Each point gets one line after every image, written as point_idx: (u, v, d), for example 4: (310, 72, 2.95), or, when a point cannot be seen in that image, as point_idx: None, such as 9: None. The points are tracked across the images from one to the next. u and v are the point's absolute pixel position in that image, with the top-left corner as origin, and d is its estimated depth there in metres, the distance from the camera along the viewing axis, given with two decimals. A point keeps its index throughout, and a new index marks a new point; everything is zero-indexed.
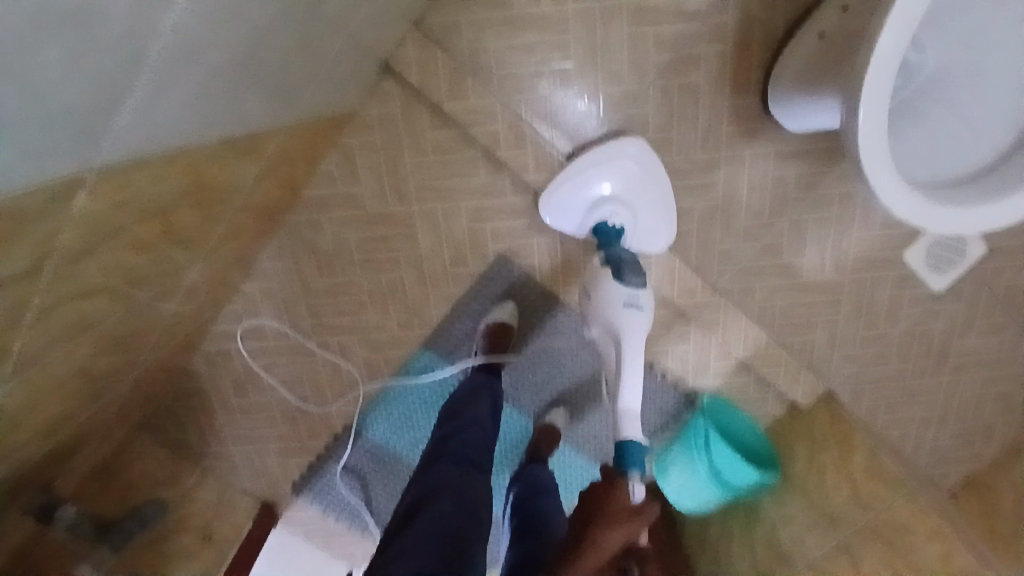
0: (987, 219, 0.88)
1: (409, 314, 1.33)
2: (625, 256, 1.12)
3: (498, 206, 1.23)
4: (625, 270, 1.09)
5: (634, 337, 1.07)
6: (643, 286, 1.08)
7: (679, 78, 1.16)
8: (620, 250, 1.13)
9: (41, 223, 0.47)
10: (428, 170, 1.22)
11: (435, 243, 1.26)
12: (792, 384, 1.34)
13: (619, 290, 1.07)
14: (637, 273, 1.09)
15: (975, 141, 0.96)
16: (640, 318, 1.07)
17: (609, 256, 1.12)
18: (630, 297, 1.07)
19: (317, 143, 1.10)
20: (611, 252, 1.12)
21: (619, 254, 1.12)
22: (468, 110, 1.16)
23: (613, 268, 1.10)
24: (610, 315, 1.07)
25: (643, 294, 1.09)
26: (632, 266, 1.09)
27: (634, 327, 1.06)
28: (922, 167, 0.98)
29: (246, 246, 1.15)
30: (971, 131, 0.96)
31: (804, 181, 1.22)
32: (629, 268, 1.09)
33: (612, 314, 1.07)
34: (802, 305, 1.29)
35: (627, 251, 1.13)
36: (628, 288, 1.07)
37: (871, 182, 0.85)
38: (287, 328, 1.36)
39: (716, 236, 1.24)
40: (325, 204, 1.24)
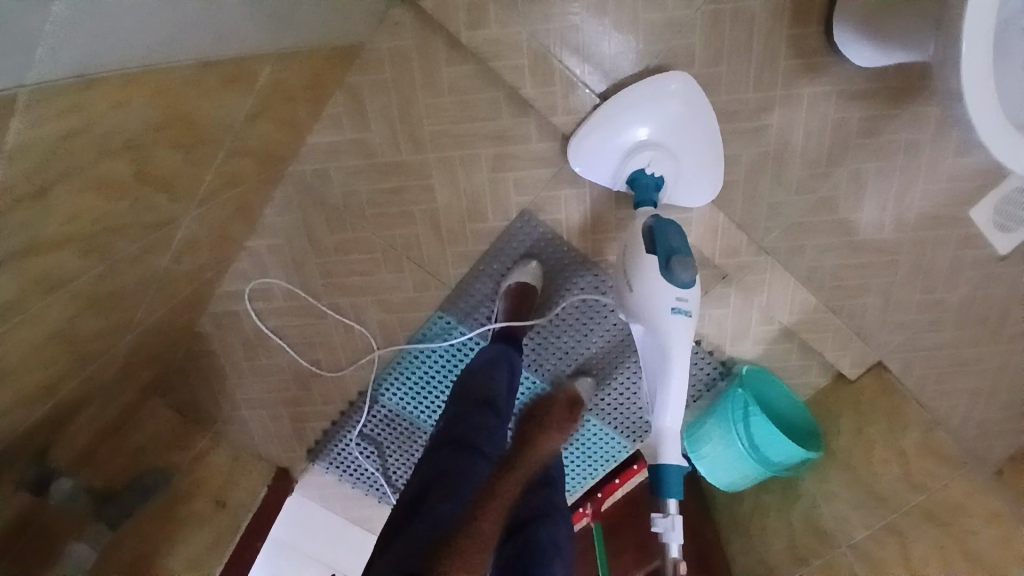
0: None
1: (426, 274, 1.24)
2: (677, 242, 0.96)
3: (522, 155, 1.11)
4: (673, 262, 0.93)
5: (680, 346, 0.94)
6: (693, 285, 0.94)
7: (731, 6, 1.02)
8: (669, 233, 0.96)
9: None
10: (443, 112, 1.08)
11: (452, 197, 1.16)
12: (839, 351, 1.22)
13: (666, 290, 0.93)
14: (688, 267, 0.93)
15: None
16: (687, 325, 0.94)
17: (657, 243, 0.95)
18: (679, 301, 0.93)
19: (320, 82, 0.98)
20: (658, 236, 0.96)
21: (669, 241, 0.95)
22: (489, 44, 1.03)
23: (660, 259, 0.94)
24: (654, 319, 0.93)
25: (692, 293, 0.95)
26: (682, 258, 0.93)
27: (680, 335, 0.93)
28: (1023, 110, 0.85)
29: (246, 198, 1.05)
30: None
31: (868, 125, 1.08)
32: (678, 260, 0.93)
33: (657, 316, 0.93)
34: (857, 266, 1.17)
35: (677, 235, 0.96)
36: (677, 287, 0.93)
37: (977, 131, 0.75)
38: (295, 289, 1.27)
39: (765, 189, 1.12)
40: (333, 152, 1.13)
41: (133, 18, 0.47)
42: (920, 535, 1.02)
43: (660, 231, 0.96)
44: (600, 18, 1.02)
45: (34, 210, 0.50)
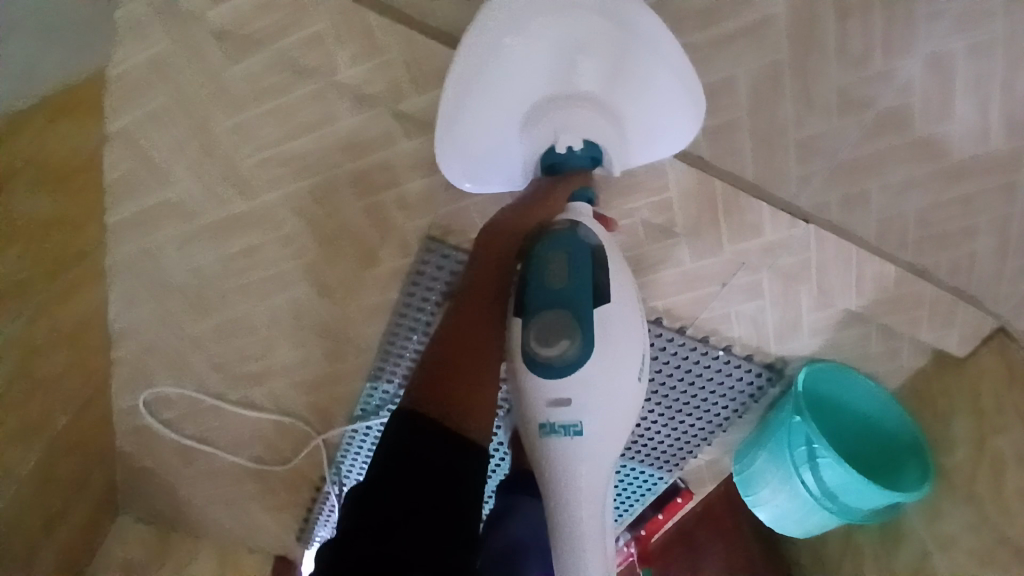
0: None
1: (336, 342, 0.91)
2: (560, 281, 0.56)
3: (393, 163, 0.72)
4: (534, 331, 0.55)
5: (572, 489, 0.56)
6: (574, 370, 0.55)
7: None
8: (545, 267, 0.56)
9: None
10: (260, 134, 0.72)
11: (323, 243, 0.80)
12: (943, 328, 0.81)
13: (531, 385, 0.56)
14: (557, 339, 0.55)
15: None
16: (575, 445, 0.55)
17: (522, 292, 0.57)
18: (553, 407, 0.55)
19: (27, 157, 0.64)
20: (522, 277, 0.57)
21: (542, 288, 0.56)
22: (269, 16, 0.64)
23: (521, 323, 0.56)
24: (525, 433, 0.57)
25: (583, 389, 0.55)
26: (547, 322, 0.55)
27: (568, 468, 0.55)
28: None
29: (44, 325, 0.76)
30: None
31: None
32: (540, 326, 0.55)
33: (527, 433, 0.57)
34: (957, 201, 0.73)
35: (564, 264, 0.56)
36: (546, 382, 0.55)
37: None
38: (194, 389, 0.99)
39: (782, 121, 0.68)
40: (147, 225, 0.80)
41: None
42: None
43: (534, 268, 0.57)
44: None
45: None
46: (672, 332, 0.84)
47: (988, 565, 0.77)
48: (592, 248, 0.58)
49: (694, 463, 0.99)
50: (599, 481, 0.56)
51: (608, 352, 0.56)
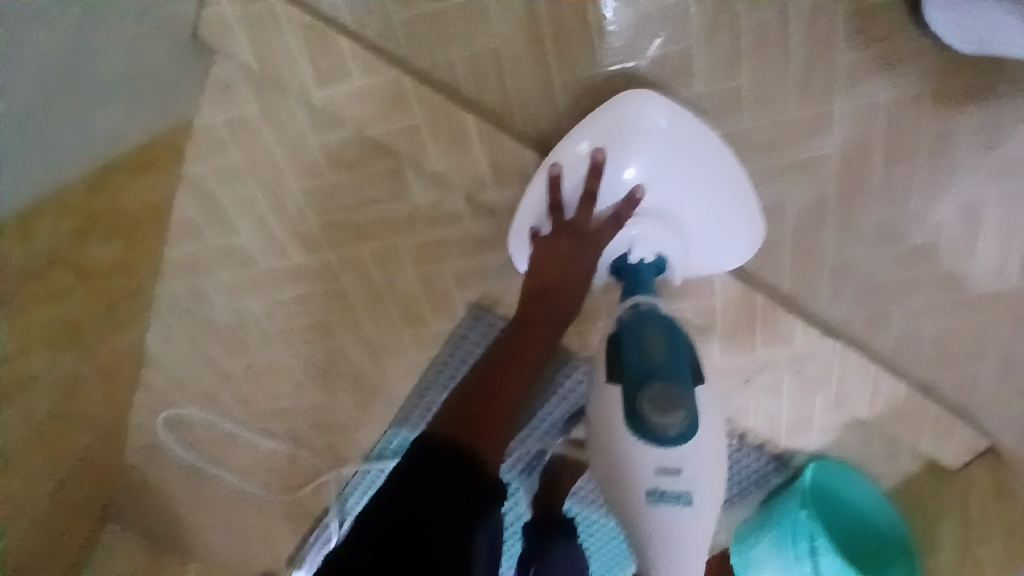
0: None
1: (364, 390, 0.93)
2: (660, 359, 0.60)
3: (455, 240, 0.76)
4: (644, 404, 0.59)
5: (676, 551, 0.59)
6: (682, 440, 0.58)
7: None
8: (641, 345, 0.60)
9: None
10: (332, 199, 0.75)
11: (374, 301, 0.83)
12: (941, 439, 0.87)
13: (641, 456, 0.58)
14: (668, 410, 0.58)
15: None
16: (683, 510, 0.58)
17: (621, 367, 0.61)
18: (664, 478, 0.58)
19: (107, 207, 0.64)
20: (628, 356, 0.60)
21: (642, 364, 0.60)
22: (361, 102, 0.70)
23: (629, 399, 0.59)
24: (628, 500, 0.59)
25: (688, 459, 0.59)
26: (656, 396, 0.58)
27: (678, 537, 0.59)
28: None
29: (92, 358, 0.76)
30: None
31: (975, 135, 0.70)
32: (651, 399, 0.58)
33: (630, 499, 0.59)
34: (965, 332, 0.80)
35: (662, 342, 0.60)
36: (656, 451, 0.58)
37: None
38: (217, 416, 1.01)
39: (823, 247, 0.74)
40: (201, 267, 0.82)
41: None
42: None
43: (629, 347, 0.61)
44: (529, 48, 0.67)
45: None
46: None
47: None
48: (680, 329, 0.62)
49: None
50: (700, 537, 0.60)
51: (705, 427, 0.60)
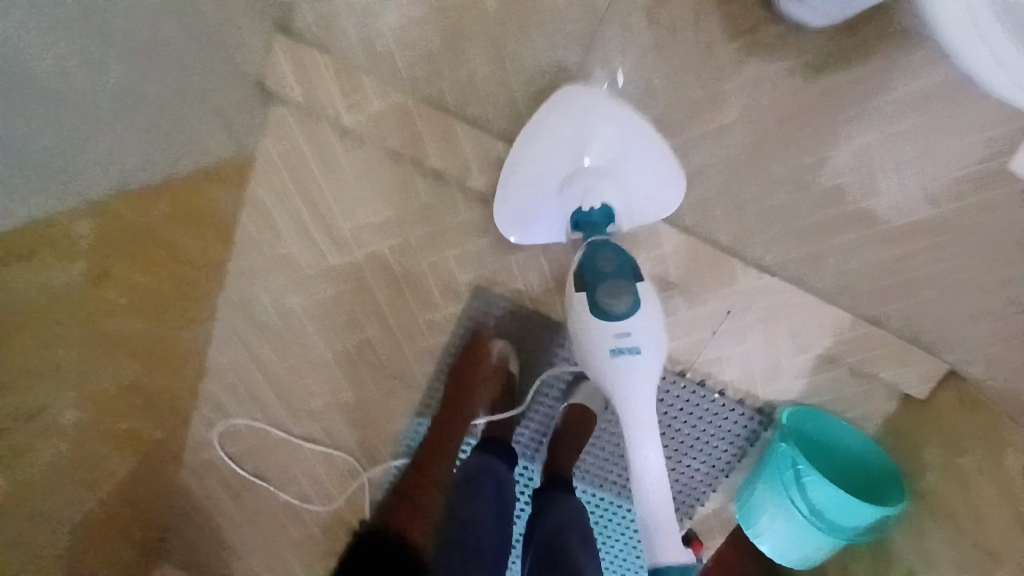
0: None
1: (390, 378, 1.09)
2: (612, 268, 0.80)
3: (454, 228, 0.96)
4: (599, 296, 0.78)
5: (639, 393, 0.79)
6: (632, 313, 0.78)
7: (642, 7, 0.87)
8: (597, 258, 0.80)
9: None
10: (358, 205, 0.96)
11: (394, 290, 1.02)
12: (901, 368, 0.98)
13: (603, 329, 0.78)
14: (617, 297, 0.77)
15: None
16: (639, 362, 0.78)
17: (581, 274, 0.81)
18: (621, 341, 0.78)
19: (199, 203, 0.87)
20: (585, 265, 0.81)
21: (597, 270, 0.80)
22: (378, 121, 0.92)
23: (588, 293, 0.80)
24: (597, 362, 0.79)
25: (638, 327, 0.78)
26: (606, 290, 0.78)
27: (633, 383, 0.79)
28: None
29: (165, 341, 0.93)
30: None
31: (852, 93, 0.88)
32: (604, 292, 0.78)
33: (598, 360, 0.79)
34: (893, 262, 0.94)
35: (613, 256, 0.80)
36: (611, 325, 0.78)
37: None
38: (263, 425, 1.14)
39: (749, 198, 0.91)
40: (257, 274, 1.02)
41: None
42: None
43: (588, 260, 0.81)
44: (496, 71, 0.90)
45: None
46: (674, 373, 1.03)
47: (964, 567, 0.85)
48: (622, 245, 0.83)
49: (701, 513, 1.14)
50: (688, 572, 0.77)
51: (649, 301, 0.80)
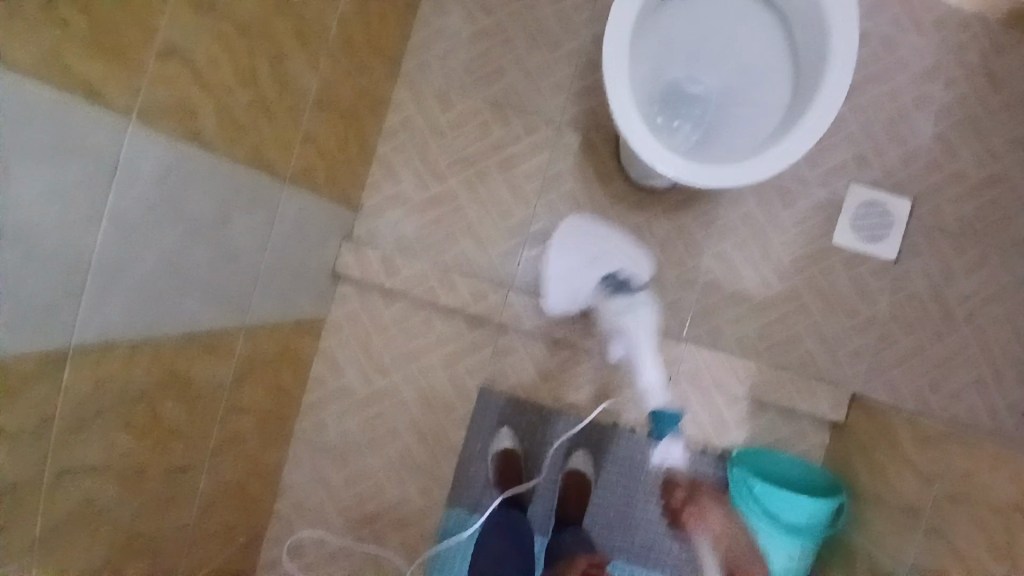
0: (828, 108, 0.96)
1: (425, 477, 1.39)
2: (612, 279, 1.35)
3: (461, 347, 1.39)
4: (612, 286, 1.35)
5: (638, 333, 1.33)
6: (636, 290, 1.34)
7: (556, 191, 1.39)
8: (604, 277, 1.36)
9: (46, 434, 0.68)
10: (393, 341, 1.40)
11: (423, 401, 1.39)
12: (812, 399, 1.28)
13: (619, 300, 1.34)
14: (619, 285, 1.34)
15: (762, 109, 1.11)
16: (636, 316, 1.34)
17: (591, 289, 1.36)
18: (630, 302, 1.33)
19: (296, 346, 1.30)
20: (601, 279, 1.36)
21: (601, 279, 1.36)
22: (405, 281, 1.37)
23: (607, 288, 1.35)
24: (615, 319, 1.34)
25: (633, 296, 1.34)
26: (612, 282, 1.35)
27: (633, 326, 1.33)
28: (745, 140, 1.10)
29: (262, 455, 1.27)
30: (758, 104, 1.12)
31: (701, 220, 1.36)
32: (613, 284, 1.35)
33: (617, 318, 1.34)
34: (776, 321, 1.34)
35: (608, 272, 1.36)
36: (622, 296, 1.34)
37: (706, 186, 0.98)
38: (324, 536, 1.39)
39: (655, 296, 1.35)
40: (325, 403, 1.41)
41: (85, 271, 0.69)
42: (961, 513, 0.97)
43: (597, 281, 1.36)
44: (473, 241, 1.40)
45: (35, 221, 0.61)
46: (643, 435, 1.34)
47: (900, 533, 1.08)
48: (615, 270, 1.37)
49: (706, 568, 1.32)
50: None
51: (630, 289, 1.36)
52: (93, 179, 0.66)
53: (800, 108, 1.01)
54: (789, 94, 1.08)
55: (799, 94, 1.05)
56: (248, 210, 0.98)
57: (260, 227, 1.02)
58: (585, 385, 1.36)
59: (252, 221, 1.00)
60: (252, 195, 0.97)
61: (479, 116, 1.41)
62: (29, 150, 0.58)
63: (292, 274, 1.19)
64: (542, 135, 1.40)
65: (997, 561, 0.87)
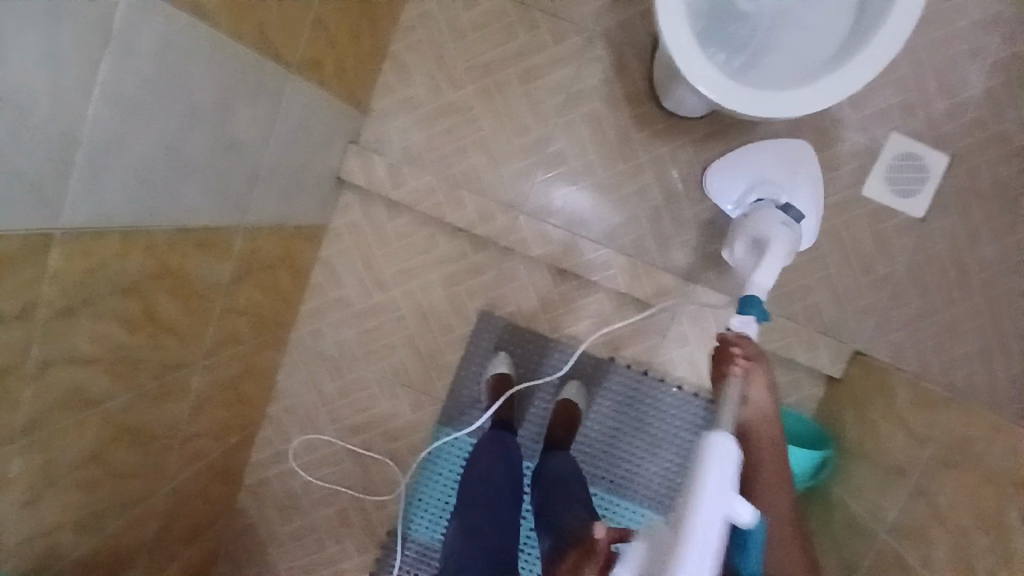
0: (895, 36, 0.88)
1: (418, 393, 1.39)
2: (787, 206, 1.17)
3: (465, 268, 1.35)
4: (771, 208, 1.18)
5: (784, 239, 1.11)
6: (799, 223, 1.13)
7: (579, 112, 1.30)
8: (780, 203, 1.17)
9: (32, 320, 0.65)
10: (395, 256, 1.36)
11: (421, 319, 1.37)
12: (811, 351, 1.29)
13: (775, 211, 1.14)
14: (784, 209, 1.16)
15: (818, 37, 1.02)
16: (791, 234, 1.12)
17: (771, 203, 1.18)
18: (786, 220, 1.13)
19: (296, 252, 1.26)
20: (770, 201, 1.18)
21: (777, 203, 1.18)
22: (412, 194, 1.31)
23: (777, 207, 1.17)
24: (761, 213, 1.15)
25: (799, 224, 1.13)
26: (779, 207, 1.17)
27: (783, 227, 1.11)
28: (793, 69, 1.01)
29: (257, 358, 1.26)
30: (813, 31, 1.02)
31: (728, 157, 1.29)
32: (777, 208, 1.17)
33: (762, 213, 1.15)
34: (789, 272, 1.31)
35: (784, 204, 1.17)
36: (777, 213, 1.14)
37: (747, 115, 0.91)
38: (314, 440, 1.42)
39: (670, 233, 1.30)
40: (322, 312, 1.39)
41: (75, 150, 0.62)
42: (950, 480, 0.98)
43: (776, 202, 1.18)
44: (486, 158, 1.32)
45: (25, 87, 0.54)
46: (639, 372, 1.34)
47: (880, 487, 1.10)
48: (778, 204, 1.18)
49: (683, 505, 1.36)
50: (732, 525, 0.62)
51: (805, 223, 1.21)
52: (89, 44, 0.59)
53: (860, 38, 0.92)
54: (851, 17, 0.98)
55: (861, 20, 0.95)
56: (252, 98, 0.89)
57: (263, 118, 0.95)
58: (587, 317, 1.34)
59: (255, 111, 0.92)
60: (257, 82, 0.89)
61: (505, 19, 1.30)
62: (20, 7, 0.51)
63: (293, 172, 1.12)
64: (570, 47, 1.29)
65: (977, 523, 0.89)
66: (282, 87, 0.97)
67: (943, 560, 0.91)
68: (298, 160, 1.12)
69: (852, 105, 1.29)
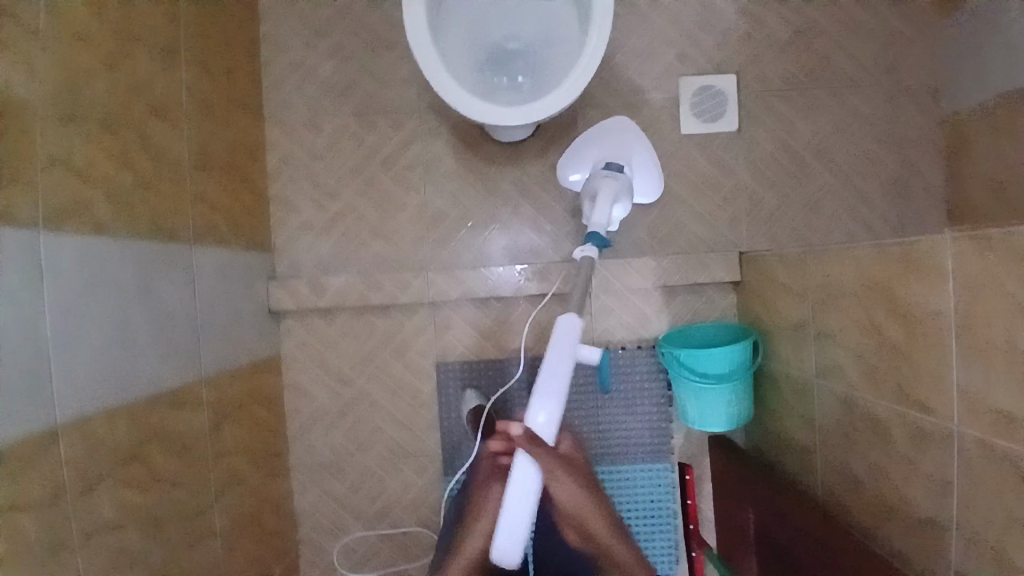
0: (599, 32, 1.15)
1: (416, 458, 1.53)
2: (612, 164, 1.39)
3: (407, 335, 1.53)
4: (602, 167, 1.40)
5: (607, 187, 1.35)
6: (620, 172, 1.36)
7: (439, 173, 1.54)
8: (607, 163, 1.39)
9: (61, 503, 0.80)
10: (346, 352, 1.53)
11: (391, 394, 1.53)
12: (709, 272, 1.51)
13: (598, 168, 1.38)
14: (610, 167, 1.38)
15: (568, 46, 1.27)
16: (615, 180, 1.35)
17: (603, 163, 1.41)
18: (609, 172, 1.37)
19: (262, 387, 1.42)
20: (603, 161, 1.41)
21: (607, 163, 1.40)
22: (336, 296, 1.50)
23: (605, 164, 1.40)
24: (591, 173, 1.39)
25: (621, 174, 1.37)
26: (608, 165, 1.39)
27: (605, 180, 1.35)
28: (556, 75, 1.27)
29: (265, 490, 1.39)
30: (564, 43, 1.28)
31: None
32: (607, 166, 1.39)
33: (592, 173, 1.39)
34: (659, 218, 1.55)
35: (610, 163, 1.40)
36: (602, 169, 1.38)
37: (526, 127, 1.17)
38: (349, 542, 1.53)
39: (554, 232, 1.53)
40: (306, 428, 1.53)
41: (46, 362, 0.79)
42: (831, 312, 1.16)
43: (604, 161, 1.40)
44: (384, 241, 1.54)
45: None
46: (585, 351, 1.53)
47: (796, 346, 1.29)
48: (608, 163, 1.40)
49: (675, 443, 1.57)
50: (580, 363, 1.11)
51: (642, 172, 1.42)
52: (28, 276, 0.77)
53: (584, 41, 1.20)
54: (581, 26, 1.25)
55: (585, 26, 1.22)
56: (165, 271, 1.08)
57: (182, 284, 1.14)
58: (522, 328, 1.53)
59: (173, 281, 1.10)
60: (164, 257, 1.08)
61: (349, 131, 1.55)
62: None
63: (228, 319, 1.30)
64: (409, 128, 1.54)
65: (858, 332, 1.08)
66: (187, 253, 1.16)
67: (854, 371, 1.10)
68: (228, 309, 1.31)
69: (640, 75, 1.56)
